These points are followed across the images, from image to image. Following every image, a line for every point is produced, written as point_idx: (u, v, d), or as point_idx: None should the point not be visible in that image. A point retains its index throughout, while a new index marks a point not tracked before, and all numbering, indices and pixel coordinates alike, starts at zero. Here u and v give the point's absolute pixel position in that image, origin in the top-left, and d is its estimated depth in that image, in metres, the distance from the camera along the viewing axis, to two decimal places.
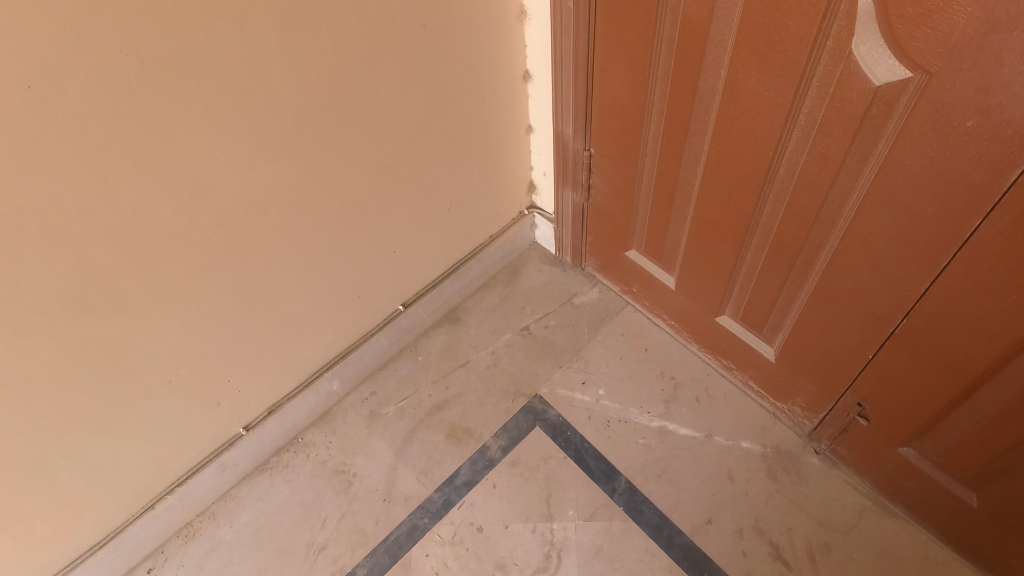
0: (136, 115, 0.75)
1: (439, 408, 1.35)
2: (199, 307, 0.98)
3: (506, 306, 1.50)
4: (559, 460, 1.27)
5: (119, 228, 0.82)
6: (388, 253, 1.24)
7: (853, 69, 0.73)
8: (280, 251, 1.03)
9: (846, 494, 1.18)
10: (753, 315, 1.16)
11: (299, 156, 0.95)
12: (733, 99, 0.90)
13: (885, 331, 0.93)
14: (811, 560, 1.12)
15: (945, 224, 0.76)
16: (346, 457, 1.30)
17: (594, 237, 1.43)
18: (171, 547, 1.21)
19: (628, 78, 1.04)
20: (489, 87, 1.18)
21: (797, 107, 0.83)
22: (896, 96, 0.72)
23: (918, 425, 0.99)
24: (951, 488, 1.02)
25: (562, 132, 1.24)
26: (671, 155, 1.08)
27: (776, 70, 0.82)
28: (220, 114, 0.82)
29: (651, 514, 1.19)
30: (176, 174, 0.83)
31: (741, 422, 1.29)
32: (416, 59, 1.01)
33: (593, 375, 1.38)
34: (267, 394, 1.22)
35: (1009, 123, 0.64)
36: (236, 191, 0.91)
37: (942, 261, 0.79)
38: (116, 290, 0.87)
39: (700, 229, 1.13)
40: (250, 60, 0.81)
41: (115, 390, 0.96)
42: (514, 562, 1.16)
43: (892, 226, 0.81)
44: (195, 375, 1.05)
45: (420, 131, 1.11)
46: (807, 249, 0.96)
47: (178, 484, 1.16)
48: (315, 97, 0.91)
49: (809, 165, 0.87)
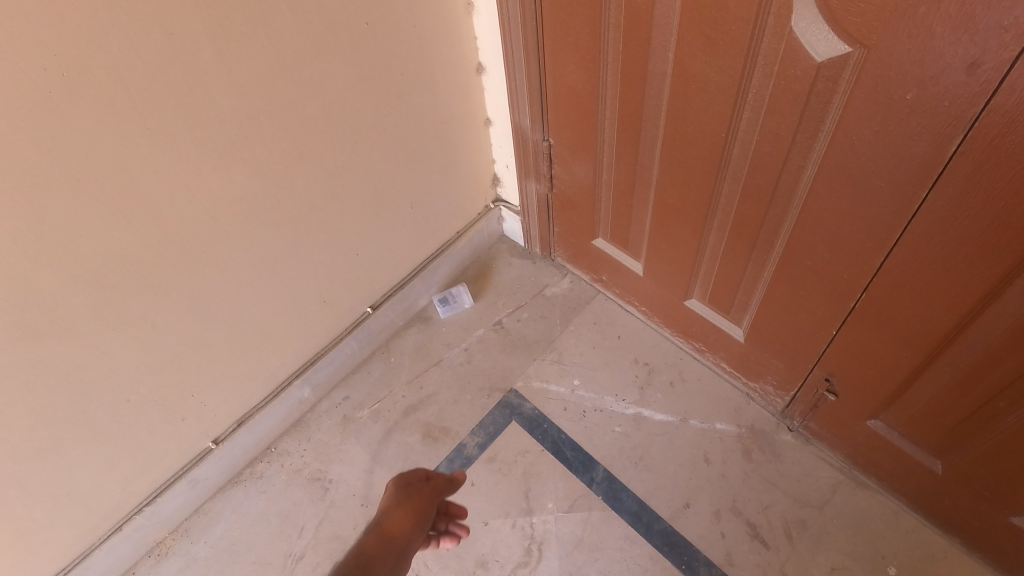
0: (64, 129, 0.72)
1: (415, 408, 1.34)
2: (154, 322, 0.96)
3: (477, 303, 1.49)
4: (536, 453, 1.26)
5: (58, 248, 0.79)
6: (351, 257, 1.22)
7: (795, 46, 0.73)
8: (236, 261, 1.02)
9: (820, 469, 1.20)
10: (720, 297, 1.16)
11: (244, 163, 0.93)
12: (683, 82, 0.89)
13: (848, 306, 0.93)
14: (788, 537, 1.13)
15: (895, 197, 0.76)
16: (321, 463, 1.29)
17: (561, 227, 1.42)
18: (145, 567, 1.19)
19: (579, 65, 1.02)
20: (442, 80, 1.16)
21: (745, 86, 0.82)
22: (838, 71, 0.72)
23: (884, 396, 1.00)
24: (917, 457, 1.03)
25: (520, 124, 1.23)
26: (628, 143, 1.07)
27: (721, 51, 0.81)
28: (159, 125, 0.80)
29: (629, 501, 1.19)
30: (115, 190, 0.80)
31: (715, 404, 1.30)
32: (362, 57, 0.99)
33: (567, 366, 1.38)
34: (236, 406, 1.20)
35: (946, 93, 0.64)
36: (182, 202, 0.88)
37: (894, 234, 0.79)
38: (59, 312, 0.84)
39: (662, 214, 1.12)
40: (186, 67, 0.78)
41: (68, 412, 0.93)
42: (494, 559, 1.15)
43: (845, 202, 0.82)
44: (155, 392, 1.03)
45: (374, 132, 1.09)
46: (766, 229, 0.96)
47: (146, 502, 1.15)
48: (259, 101, 0.89)
49: (762, 145, 0.86)
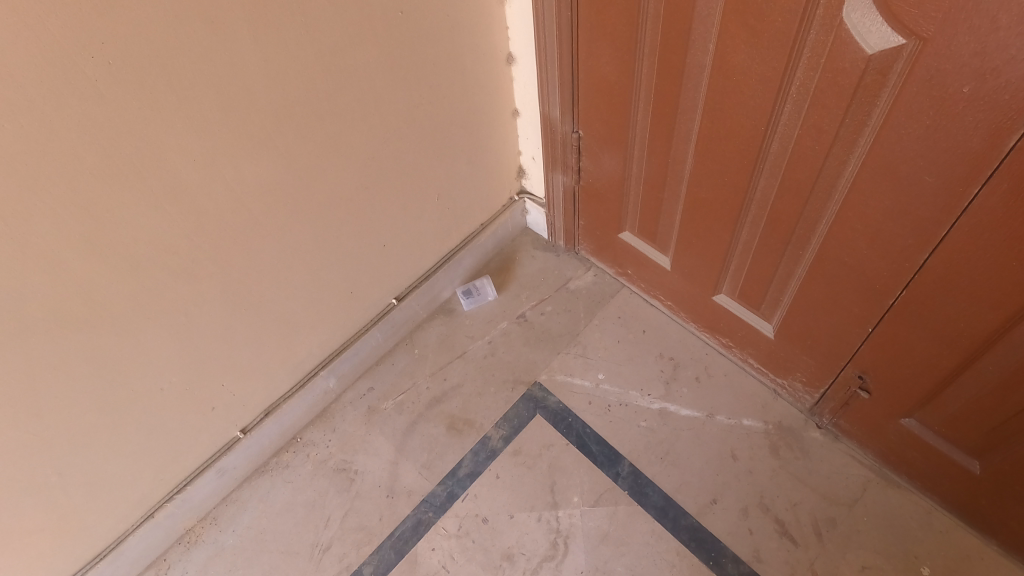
0: (107, 118, 0.72)
1: (439, 400, 1.34)
2: (188, 313, 0.96)
3: (500, 295, 1.48)
4: (561, 447, 1.26)
5: (99, 237, 0.79)
6: (378, 248, 1.22)
7: (845, 38, 0.71)
8: (267, 252, 1.01)
9: (849, 467, 1.19)
10: (750, 292, 1.15)
11: (279, 153, 0.92)
12: (723, 74, 0.87)
13: (885, 303, 0.92)
14: (817, 535, 1.13)
15: (943, 193, 0.74)
16: (347, 454, 1.29)
17: (587, 220, 1.41)
18: (174, 555, 1.20)
19: (614, 56, 1.01)
20: (472, 70, 1.15)
21: (789, 79, 0.81)
22: (889, 65, 0.70)
23: (919, 395, 0.99)
24: (953, 456, 1.02)
25: (550, 115, 1.21)
26: (661, 136, 1.06)
27: (766, 43, 0.79)
28: (197, 114, 0.79)
29: (656, 496, 1.19)
30: (155, 180, 0.80)
31: (742, 400, 1.29)
32: (396, 47, 0.98)
33: (592, 360, 1.37)
34: (263, 396, 1.20)
35: (1006, 87, 0.63)
36: (218, 192, 0.88)
37: (940, 231, 0.78)
38: (99, 301, 0.84)
39: (693, 209, 1.11)
40: (225, 56, 0.78)
41: (104, 401, 0.94)
42: (520, 552, 1.16)
43: (889, 198, 0.80)
44: (186, 382, 1.03)
45: (404, 122, 1.08)
46: (803, 224, 0.95)
47: (177, 491, 1.15)
48: (293, 89, 0.88)
49: (803, 139, 0.85)
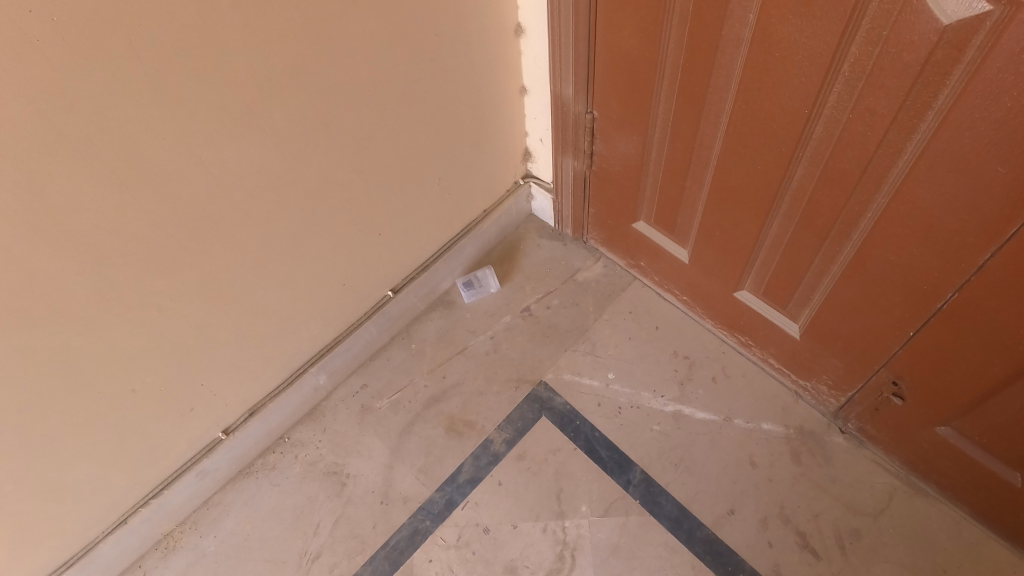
0: (61, 89, 0.62)
1: (437, 399, 1.25)
2: (161, 308, 0.87)
3: (503, 287, 1.39)
4: (568, 451, 1.18)
5: (55, 225, 0.69)
6: (372, 237, 1.12)
7: (917, 6, 0.62)
8: (250, 241, 0.92)
9: (875, 475, 1.11)
10: (776, 290, 1.06)
11: (262, 132, 0.82)
12: (764, 49, 0.78)
13: (933, 306, 0.83)
14: (841, 548, 1.05)
15: (1017, 185, 0.66)
16: (338, 457, 1.20)
17: (598, 208, 1.31)
18: (151, 561, 1.12)
19: (637, 28, 0.91)
20: (479, 43, 1.04)
21: (842, 55, 0.71)
22: (968, 36, 0.61)
23: (963, 404, 0.91)
24: (993, 468, 0.95)
25: (561, 94, 1.11)
26: (687, 118, 0.96)
27: (818, 13, 0.69)
28: (168, 88, 0.69)
29: (669, 506, 1.11)
30: (120, 161, 0.70)
31: (761, 402, 1.21)
32: (395, 14, 0.87)
33: (601, 358, 1.28)
34: (248, 395, 1.11)
35: None
36: (193, 175, 0.78)
37: (1009, 229, 0.69)
38: (56, 296, 0.74)
39: (718, 199, 1.02)
40: (201, 21, 0.68)
41: (68, 404, 0.85)
42: (524, 565, 1.08)
43: (951, 190, 0.71)
44: (161, 382, 0.94)
45: (402, 99, 0.98)
46: (844, 218, 0.86)
47: (153, 495, 1.07)
48: (279, 60, 0.78)
49: (853, 124, 0.75)
